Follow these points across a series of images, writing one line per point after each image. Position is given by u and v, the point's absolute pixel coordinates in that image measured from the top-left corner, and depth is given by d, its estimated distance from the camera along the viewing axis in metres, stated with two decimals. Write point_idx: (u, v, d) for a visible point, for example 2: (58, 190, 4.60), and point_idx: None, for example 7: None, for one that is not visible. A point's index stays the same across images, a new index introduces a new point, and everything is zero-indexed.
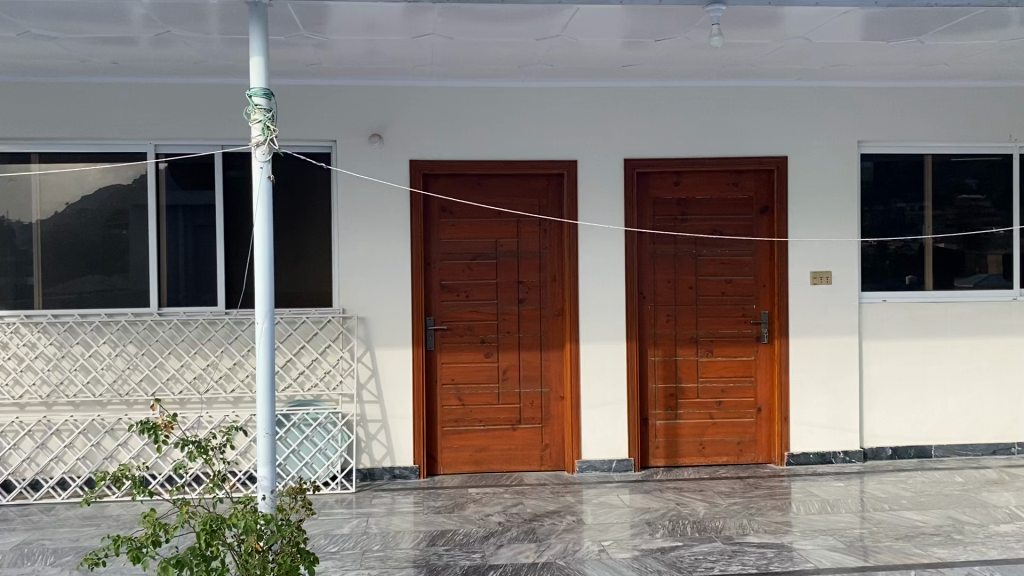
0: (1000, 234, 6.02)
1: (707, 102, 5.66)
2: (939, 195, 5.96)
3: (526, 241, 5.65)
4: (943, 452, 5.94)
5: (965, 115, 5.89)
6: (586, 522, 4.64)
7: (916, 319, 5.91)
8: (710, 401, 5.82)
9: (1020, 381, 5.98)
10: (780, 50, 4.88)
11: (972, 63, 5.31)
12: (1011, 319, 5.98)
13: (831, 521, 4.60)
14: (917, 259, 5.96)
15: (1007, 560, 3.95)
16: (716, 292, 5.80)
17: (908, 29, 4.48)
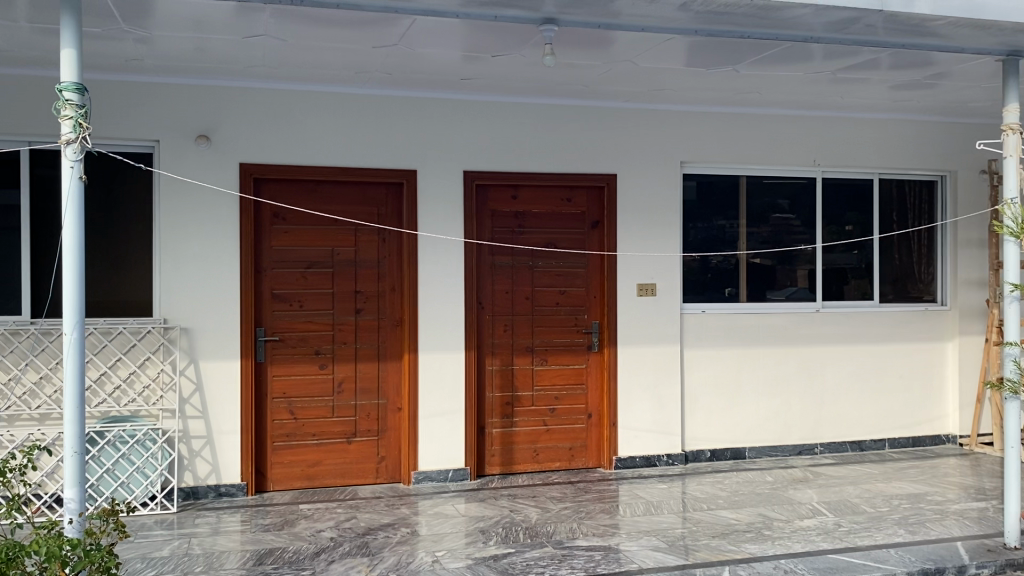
0: (807, 250, 6.54)
1: (542, 118, 5.81)
2: (754, 214, 6.41)
3: (363, 250, 5.58)
4: (755, 453, 6.35)
5: (777, 141, 6.36)
6: (420, 533, 4.62)
7: (732, 328, 6.29)
8: (544, 409, 5.95)
9: (822, 386, 6.50)
10: (610, 72, 5.08)
11: (782, 92, 5.75)
12: (815, 328, 6.49)
13: (654, 521, 4.82)
14: (735, 273, 6.37)
15: (809, 552, 4.27)
16: (550, 303, 5.94)
17: (726, 58, 4.79)
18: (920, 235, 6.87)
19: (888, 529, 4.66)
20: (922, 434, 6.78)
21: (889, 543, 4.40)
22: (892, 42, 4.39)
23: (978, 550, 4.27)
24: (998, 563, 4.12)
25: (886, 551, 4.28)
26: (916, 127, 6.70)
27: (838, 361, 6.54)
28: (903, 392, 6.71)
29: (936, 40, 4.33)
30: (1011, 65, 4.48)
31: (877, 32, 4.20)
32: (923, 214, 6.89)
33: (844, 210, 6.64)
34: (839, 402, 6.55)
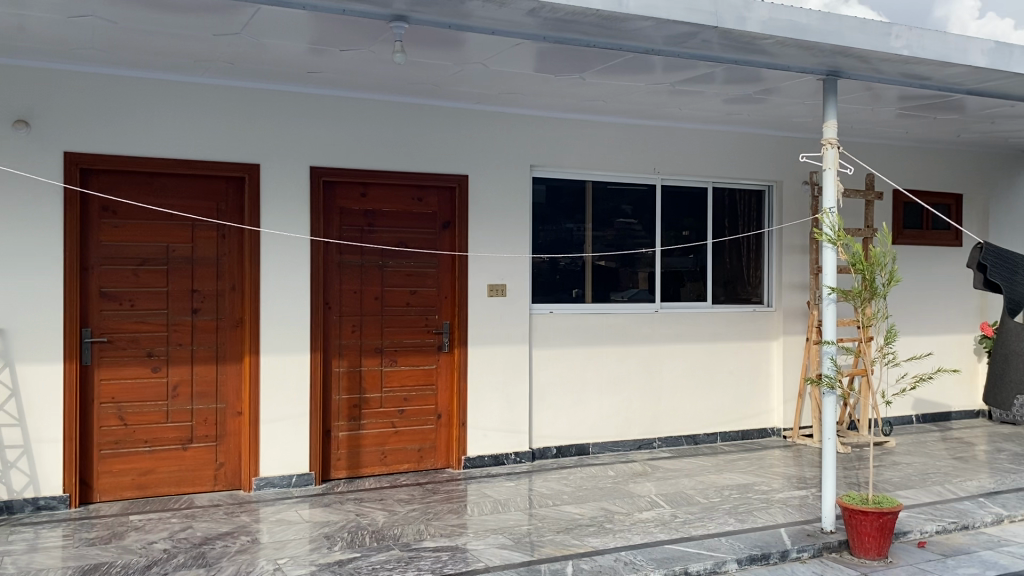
0: (648, 254, 6.81)
1: (392, 116, 5.74)
2: (600, 218, 6.60)
3: (201, 247, 5.33)
4: (599, 449, 6.55)
5: (621, 148, 6.58)
6: (262, 541, 4.46)
7: (578, 328, 6.46)
8: (392, 410, 5.89)
9: (661, 383, 6.79)
10: (460, 73, 5.09)
11: (626, 101, 5.96)
12: (656, 328, 6.77)
13: (501, 519, 4.87)
14: (581, 275, 6.55)
15: (647, 543, 4.45)
16: (400, 303, 5.89)
17: (573, 65, 4.91)
18: (750, 240, 7.31)
19: (719, 518, 4.92)
20: (750, 427, 7.21)
21: (720, 532, 4.65)
22: (725, 58, 4.64)
23: (799, 535, 4.59)
24: (816, 547, 4.45)
25: (718, 539, 4.52)
26: (747, 138, 7.12)
27: (676, 360, 6.86)
28: (733, 388, 7.12)
29: (765, 58, 4.61)
30: (830, 84, 4.83)
31: (712, 48, 4.43)
32: (752, 221, 7.33)
33: (682, 216, 6.96)
34: (676, 399, 6.86)
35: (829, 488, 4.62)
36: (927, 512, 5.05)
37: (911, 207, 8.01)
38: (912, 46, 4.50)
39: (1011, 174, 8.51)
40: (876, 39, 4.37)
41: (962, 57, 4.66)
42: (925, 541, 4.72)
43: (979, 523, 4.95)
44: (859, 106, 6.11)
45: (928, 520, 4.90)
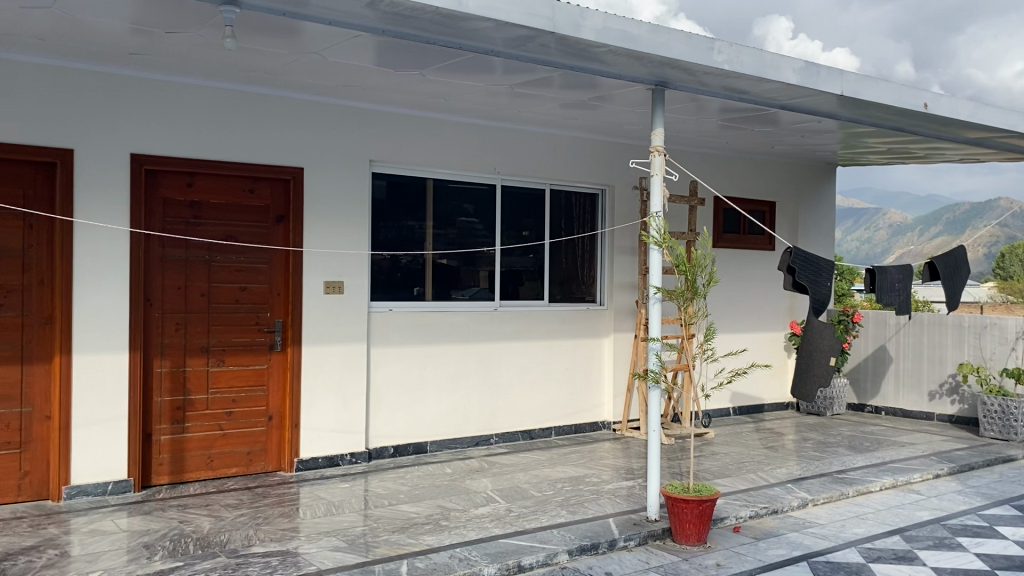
0: (488, 252, 6.88)
1: (224, 105, 5.49)
2: (441, 216, 6.61)
3: (5, 237, 4.89)
4: (437, 447, 6.55)
5: (462, 147, 6.61)
6: (72, 553, 4.15)
7: (417, 326, 6.43)
8: (220, 412, 5.64)
9: (498, 381, 6.88)
10: (296, 63, 4.94)
11: (466, 100, 5.99)
12: (494, 326, 6.85)
13: (335, 521, 4.77)
14: (422, 272, 6.53)
15: (482, 539, 4.49)
16: (229, 300, 5.65)
17: (413, 61, 4.87)
18: (584, 241, 7.54)
19: (552, 511, 5.04)
20: (582, 421, 7.45)
21: (553, 524, 4.77)
22: (562, 63, 4.75)
23: (626, 524, 4.77)
24: (642, 535, 4.65)
25: (550, 532, 4.62)
26: (583, 142, 7.35)
27: (513, 357, 6.97)
28: (567, 384, 7.33)
29: (599, 65, 4.76)
30: (659, 94, 5.05)
31: (549, 52, 4.52)
32: (587, 222, 7.57)
33: (521, 216, 7.08)
34: (513, 396, 6.97)
35: (654, 479, 4.84)
36: (741, 498, 5.39)
37: (731, 213, 8.53)
38: (733, 61, 4.78)
39: (816, 184, 9.26)
40: (701, 53, 4.61)
41: (776, 74, 5.00)
42: (740, 525, 5.04)
43: (787, 507, 5.34)
44: (685, 116, 6.43)
45: (743, 506, 5.23)
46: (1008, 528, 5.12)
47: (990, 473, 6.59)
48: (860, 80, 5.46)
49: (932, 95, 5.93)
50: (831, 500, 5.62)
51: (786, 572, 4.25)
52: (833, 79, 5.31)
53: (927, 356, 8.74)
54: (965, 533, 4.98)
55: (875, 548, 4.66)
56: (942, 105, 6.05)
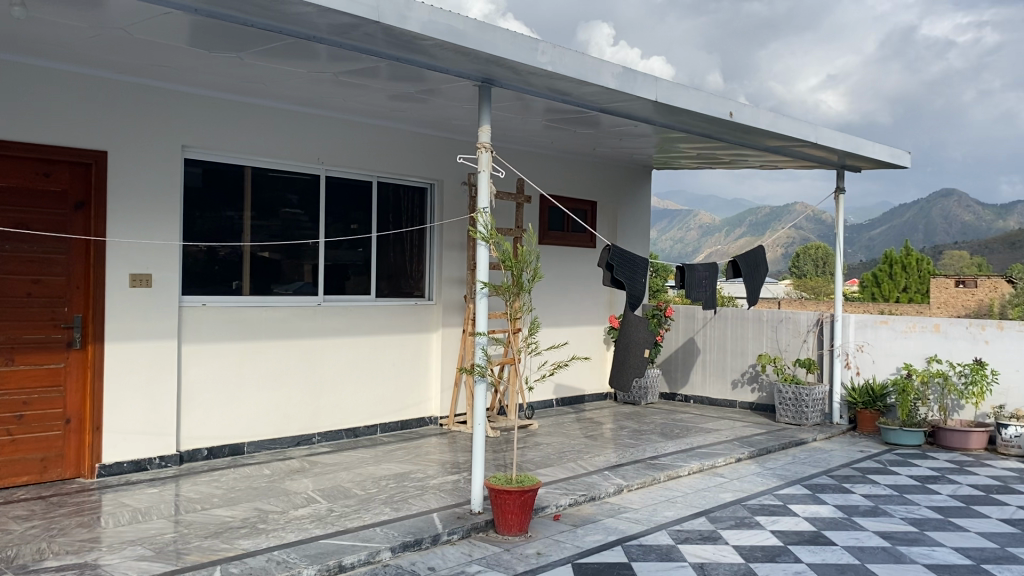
0: (311, 246, 6.69)
1: (16, 79, 5.00)
2: (262, 207, 6.36)
3: None
4: (254, 447, 6.29)
5: (284, 136, 6.38)
6: None
7: (234, 322, 6.14)
8: (8, 416, 5.14)
9: (321, 378, 6.70)
10: (98, 37, 4.58)
11: (288, 87, 5.78)
12: (316, 322, 6.66)
13: (141, 529, 4.48)
14: (240, 265, 6.26)
15: (301, 540, 4.36)
16: (19, 293, 5.16)
17: (230, 44, 4.64)
18: (411, 235, 7.50)
19: (375, 508, 4.97)
20: (409, 417, 7.40)
21: (375, 522, 4.70)
22: (388, 54, 4.69)
23: (450, 518, 4.78)
24: (465, 528, 4.67)
25: (373, 529, 4.56)
26: (410, 136, 7.29)
27: (337, 353, 6.82)
28: (393, 380, 7.26)
29: (425, 58, 4.73)
30: (485, 91, 5.09)
31: (374, 42, 4.45)
32: (415, 217, 7.53)
33: (347, 209, 6.94)
34: (336, 393, 6.82)
35: (478, 472, 4.88)
36: (561, 487, 5.55)
37: (555, 211, 8.76)
38: (555, 63, 4.89)
39: (633, 186, 9.69)
40: (524, 52, 4.68)
41: (596, 77, 5.16)
42: (560, 513, 5.18)
43: (604, 493, 5.55)
44: (511, 114, 6.53)
45: (563, 494, 5.38)
46: (798, 505, 5.57)
47: (784, 455, 7.16)
48: (673, 86, 5.74)
49: (736, 104, 6.33)
50: (644, 486, 5.89)
51: (603, 557, 4.42)
52: (649, 85, 5.56)
53: (732, 348, 9.37)
54: (762, 512, 5.37)
55: (683, 530, 4.93)
56: (746, 115, 6.47)
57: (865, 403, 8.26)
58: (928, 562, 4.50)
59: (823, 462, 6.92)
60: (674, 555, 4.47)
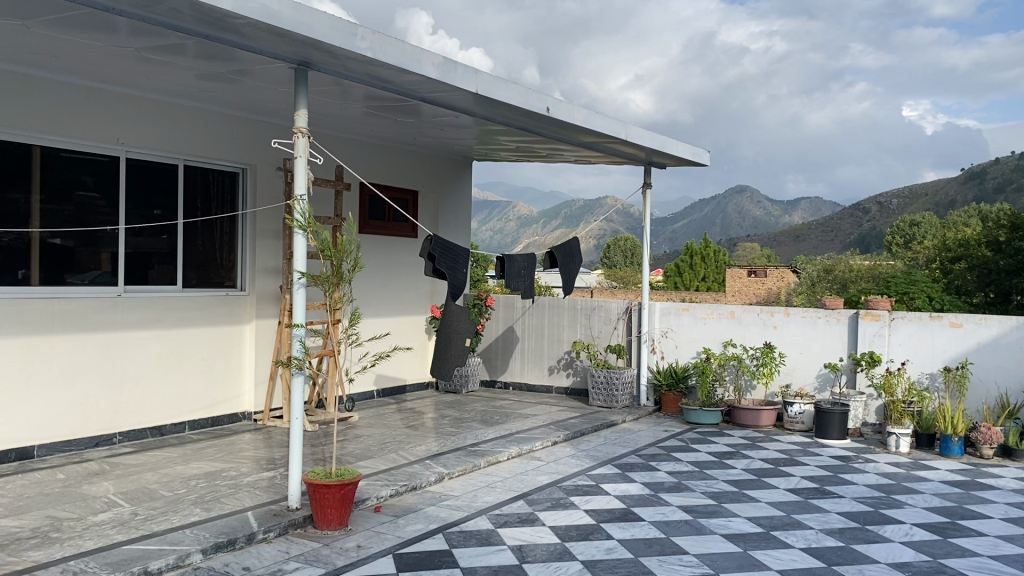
0: (110, 232, 6.24)
1: None
2: (53, 190, 5.85)
3: None
4: (45, 451, 5.79)
5: (78, 113, 5.89)
6: None
7: (20, 315, 5.60)
8: None
9: (121, 373, 6.27)
10: None
11: (81, 60, 5.34)
12: (115, 314, 6.21)
13: None
14: (26, 253, 5.73)
15: (101, 548, 4.06)
16: None
17: (12, 10, 4.21)
18: (222, 222, 7.16)
19: (184, 510, 4.72)
20: (220, 413, 7.09)
21: (185, 524, 4.47)
22: (195, 31, 4.44)
23: (265, 516, 4.63)
24: (282, 525, 4.54)
25: (182, 532, 4.33)
26: (220, 119, 6.94)
27: (140, 347, 6.40)
28: (203, 375, 6.92)
29: (236, 37, 4.52)
30: (301, 74, 4.94)
31: (180, 18, 4.20)
32: (226, 203, 7.19)
33: (150, 193, 6.52)
34: (139, 390, 6.40)
35: (295, 467, 4.75)
36: (382, 478, 5.51)
37: (375, 200, 8.64)
38: (375, 49, 4.81)
39: (453, 176, 9.74)
40: (341, 37, 4.57)
41: (416, 66, 5.13)
42: (380, 505, 5.14)
43: (425, 482, 5.57)
44: (329, 99, 6.37)
45: (384, 485, 5.34)
46: (610, 484, 5.84)
47: (596, 437, 7.47)
48: (493, 79, 5.81)
49: (553, 100, 6.50)
50: (465, 473, 5.97)
51: (423, 545, 4.43)
52: (469, 76, 5.59)
53: (548, 336, 9.66)
54: (576, 492, 5.59)
55: (502, 514, 5.04)
56: (562, 110, 6.66)
57: (669, 385, 8.77)
58: (725, 531, 4.86)
59: (632, 442, 7.30)
60: (494, 540, 4.56)
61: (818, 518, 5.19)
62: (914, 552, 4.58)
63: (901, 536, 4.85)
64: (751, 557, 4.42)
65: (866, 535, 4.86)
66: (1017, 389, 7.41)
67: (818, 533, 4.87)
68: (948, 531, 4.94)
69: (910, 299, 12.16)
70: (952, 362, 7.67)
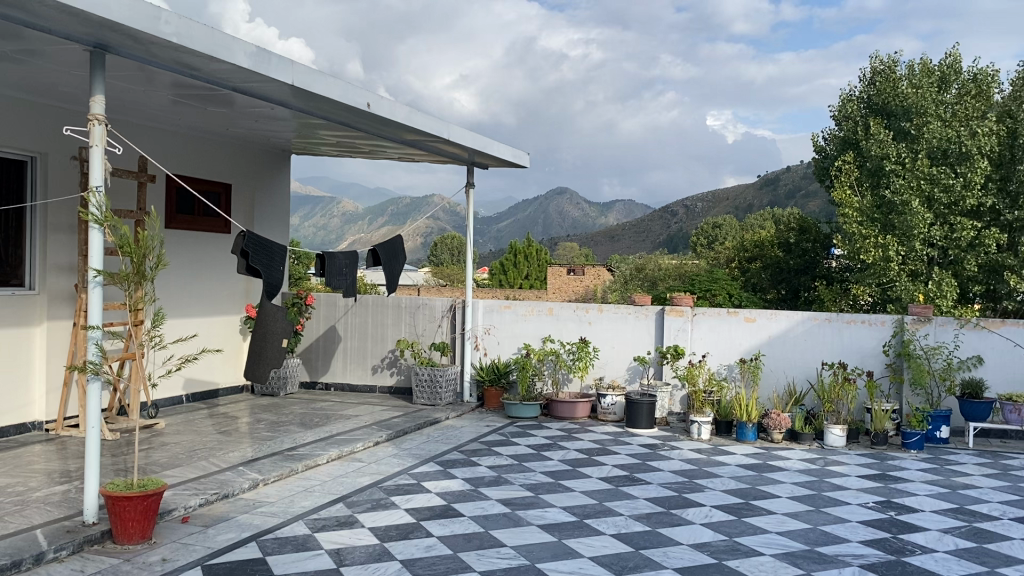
0: None
1: None
2: None
3: None
4: None
5: None
6: None
7: None
8: None
9: None
10: None
11: None
12: None
13: None
14: None
15: None
16: None
17: None
18: (7, 215, 6.54)
19: None
20: (6, 424, 6.47)
21: None
22: None
23: (58, 534, 4.28)
24: (76, 543, 4.21)
25: None
26: (5, 101, 6.34)
27: None
28: None
29: (22, 14, 4.14)
30: (98, 58, 4.60)
31: None
32: (11, 194, 6.57)
33: None
34: None
35: (90, 479, 4.41)
36: (190, 487, 5.23)
37: (183, 193, 8.18)
38: (182, 35, 4.56)
39: (269, 170, 9.40)
40: (143, 20, 4.30)
41: (227, 55, 4.91)
42: (188, 515, 4.89)
43: (238, 490, 5.34)
44: (131, 85, 5.97)
45: (193, 495, 5.08)
46: (431, 482, 5.86)
47: (418, 436, 7.46)
48: (310, 72, 5.67)
49: (373, 96, 6.41)
50: (281, 478, 5.78)
51: (235, 554, 4.25)
52: (284, 68, 5.42)
53: (370, 335, 9.53)
54: (397, 492, 5.56)
55: (320, 518, 4.93)
56: (383, 107, 6.59)
57: (491, 380, 8.87)
58: (541, 522, 5.00)
59: (454, 439, 7.35)
60: (310, 544, 4.45)
61: (628, 504, 5.45)
62: (712, 532, 4.91)
63: (701, 518, 5.18)
64: (566, 546, 4.57)
65: (671, 518, 5.16)
66: (801, 377, 8.24)
67: (627, 519, 5.12)
68: (742, 511, 5.33)
69: (713, 295, 13.04)
70: (745, 355, 8.38)
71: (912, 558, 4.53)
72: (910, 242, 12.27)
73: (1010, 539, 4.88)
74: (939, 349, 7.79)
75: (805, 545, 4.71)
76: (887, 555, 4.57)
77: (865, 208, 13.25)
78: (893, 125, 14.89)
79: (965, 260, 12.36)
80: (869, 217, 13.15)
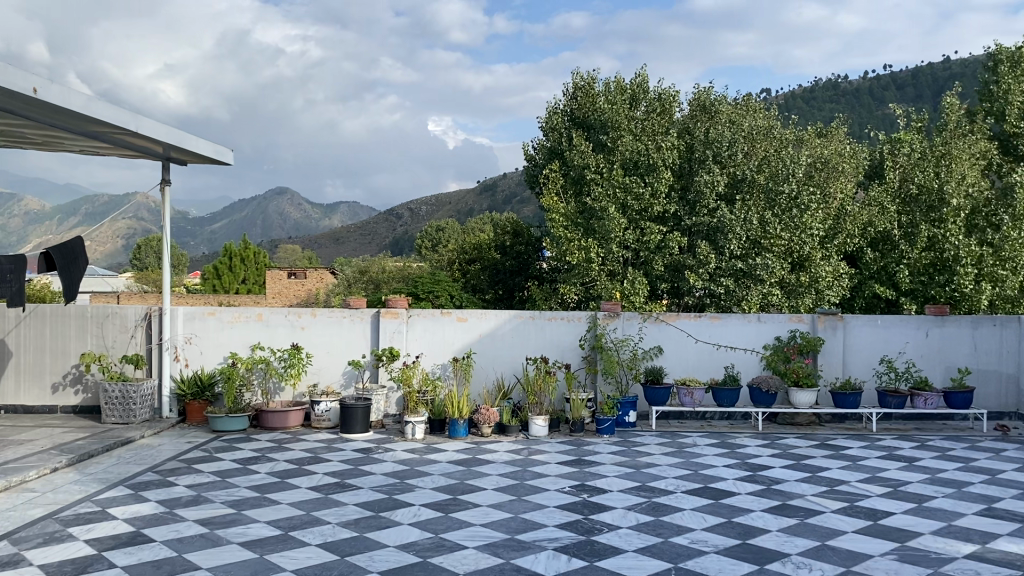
0: None
1: None
2: None
3: None
4: None
5: None
6: None
7: None
8: None
9: None
10: None
11: None
12: None
13: None
14: None
15: None
16: None
17: None
18: None
19: None
20: None
21: None
22: None
23: None
24: None
25: None
26: None
27: None
28: None
29: None
30: None
31: None
32: None
33: None
34: None
35: None
36: None
37: None
38: None
39: None
40: None
41: None
42: None
43: None
44: None
45: None
46: (119, 508, 5.35)
47: (107, 458, 6.80)
48: None
49: (41, 80, 5.69)
50: None
51: None
52: None
53: (50, 349, 8.54)
54: (76, 522, 5.01)
55: None
56: (55, 94, 5.88)
57: (193, 394, 8.28)
58: (242, 539, 4.76)
59: (150, 459, 6.79)
60: None
61: (336, 511, 5.35)
62: (419, 531, 4.96)
63: (409, 517, 5.23)
64: (267, 562, 4.38)
65: (379, 522, 5.14)
66: (509, 372, 8.67)
67: (334, 527, 5.02)
68: (449, 507, 5.45)
69: (434, 296, 13.24)
70: (457, 353, 8.63)
71: (600, 536, 4.89)
72: (609, 245, 13.33)
73: (681, 510, 5.44)
74: (626, 341, 8.63)
75: (506, 534, 4.91)
76: (578, 535, 4.89)
77: (570, 214, 14.16)
78: (593, 137, 16.08)
79: (653, 261, 13.66)
80: (573, 222, 14.08)
